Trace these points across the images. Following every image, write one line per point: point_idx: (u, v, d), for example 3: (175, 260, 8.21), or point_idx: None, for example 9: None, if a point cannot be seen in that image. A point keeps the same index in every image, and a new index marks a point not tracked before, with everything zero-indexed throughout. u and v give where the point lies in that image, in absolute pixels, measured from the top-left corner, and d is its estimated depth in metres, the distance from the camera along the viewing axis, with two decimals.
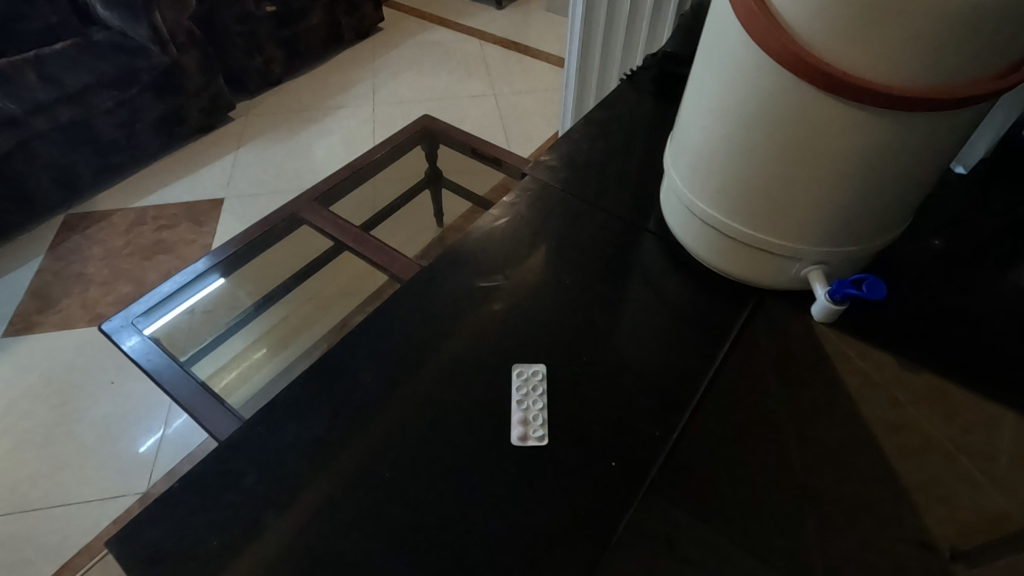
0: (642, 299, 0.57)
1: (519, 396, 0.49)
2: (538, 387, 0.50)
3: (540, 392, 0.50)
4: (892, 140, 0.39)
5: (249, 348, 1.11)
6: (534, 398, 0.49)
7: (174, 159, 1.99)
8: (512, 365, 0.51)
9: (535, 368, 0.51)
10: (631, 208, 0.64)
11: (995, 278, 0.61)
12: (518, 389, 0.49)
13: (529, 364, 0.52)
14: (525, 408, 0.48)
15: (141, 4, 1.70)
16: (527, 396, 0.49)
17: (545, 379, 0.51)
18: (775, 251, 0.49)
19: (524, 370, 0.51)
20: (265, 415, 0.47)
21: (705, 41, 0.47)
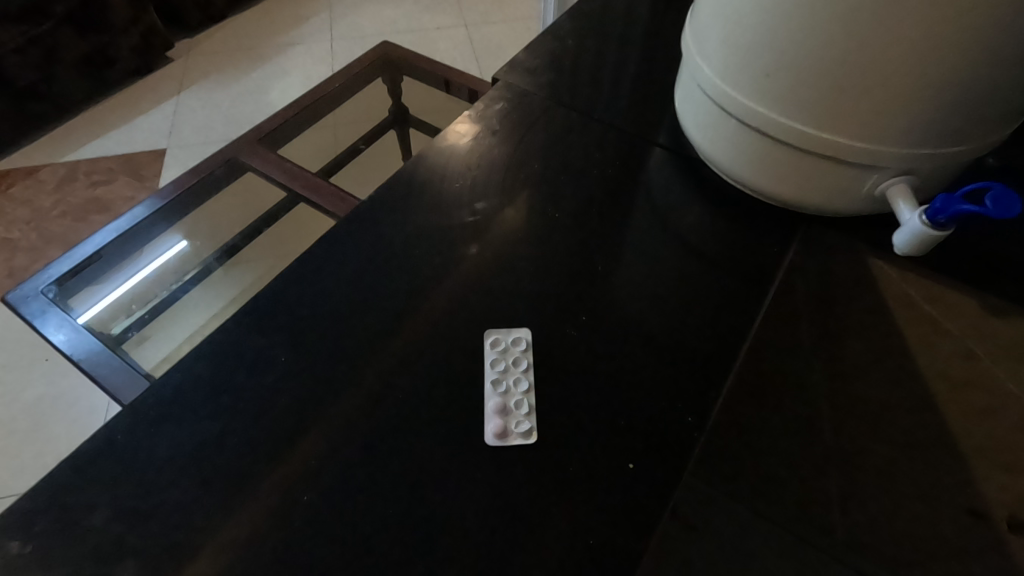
0: (654, 238, 0.43)
1: (494, 375, 0.36)
2: (520, 360, 0.37)
3: (523, 367, 0.37)
4: None
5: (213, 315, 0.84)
6: (516, 378, 0.36)
7: (107, 107, 1.76)
8: (485, 333, 0.38)
9: (515, 336, 0.38)
10: (634, 120, 0.50)
11: None
12: (493, 366, 0.36)
13: (508, 330, 0.38)
14: (503, 393, 0.35)
15: None
16: (505, 375, 0.36)
17: (530, 348, 0.37)
18: (846, 159, 0.34)
19: (499, 339, 0.38)
20: (138, 414, 0.34)
21: None
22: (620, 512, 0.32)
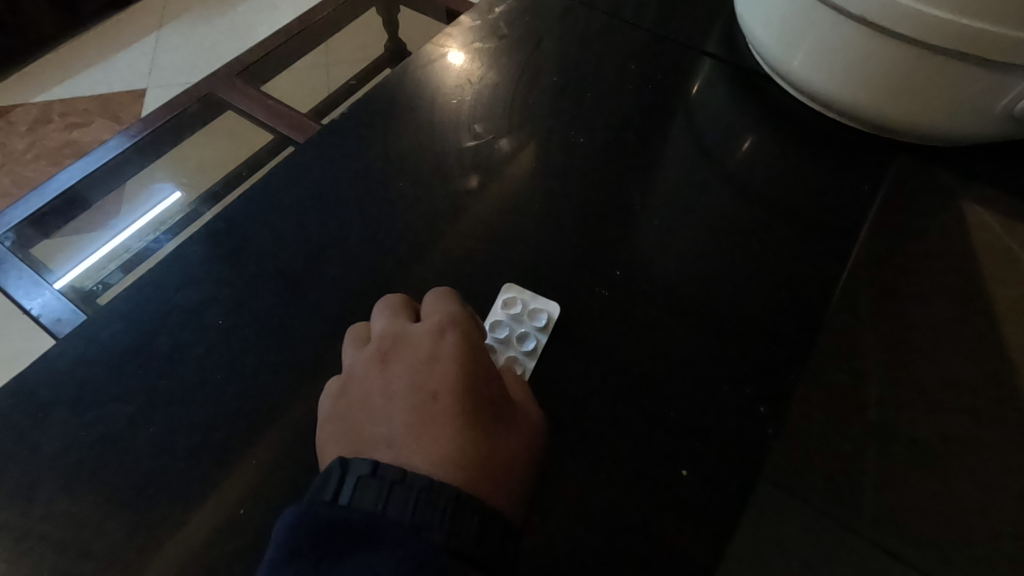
0: (703, 174, 0.34)
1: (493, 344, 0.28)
2: (528, 334, 0.28)
3: (531, 345, 0.28)
4: None
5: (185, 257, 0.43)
6: (514, 358, 0.28)
7: (82, 42, 1.64)
8: (508, 285, 0.30)
9: (541, 303, 0.29)
10: (673, 26, 0.39)
11: None
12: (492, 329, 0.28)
13: (537, 294, 0.30)
14: None
15: None
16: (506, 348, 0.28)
17: (551, 327, 0.29)
18: (987, 59, 0.25)
19: (512, 298, 0.29)
20: (26, 394, 0.26)
21: None
22: (666, 524, 0.24)
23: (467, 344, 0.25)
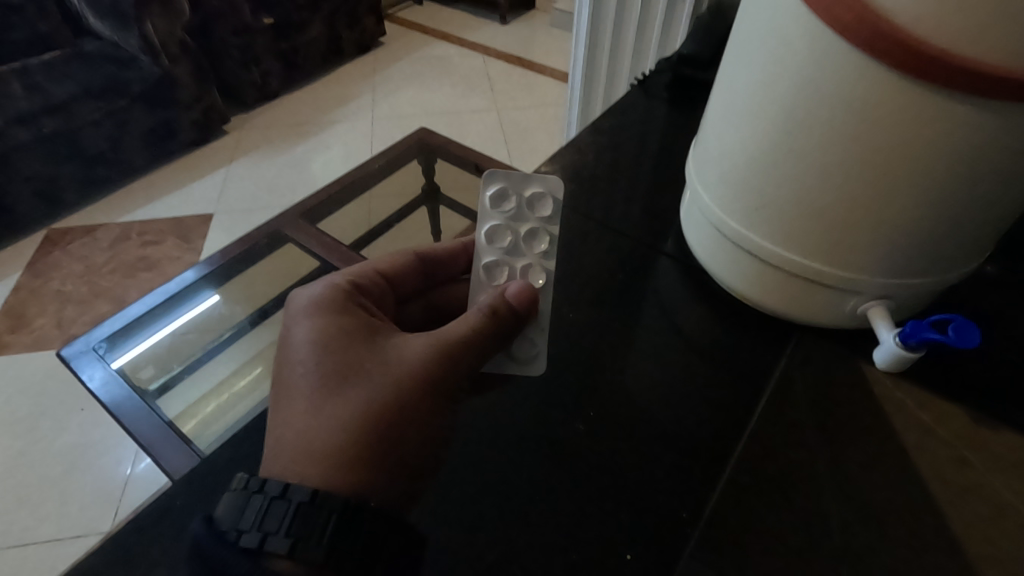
0: (660, 339, 0.48)
1: (490, 258, 0.45)
2: (528, 231, 0.46)
3: (540, 239, 0.46)
4: (981, 153, 0.30)
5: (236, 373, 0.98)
6: (527, 262, 0.45)
7: (166, 172, 1.95)
8: (527, 188, 0.47)
9: (545, 211, 0.46)
10: (645, 228, 0.55)
11: None
12: (518, 240, 0.46)
13: (542, 204, 0.46)
14: (513, 269, 0.45)
15: (133, 15, 1.69)
16: (516, 253, 0.45)
17: (555, 213, 0.46)
18: (826, 282, 0.39)
19: (500, 210, 0.46)
20: (197, 477, 0.39)
21: (737, 34, 0.38)
22: None
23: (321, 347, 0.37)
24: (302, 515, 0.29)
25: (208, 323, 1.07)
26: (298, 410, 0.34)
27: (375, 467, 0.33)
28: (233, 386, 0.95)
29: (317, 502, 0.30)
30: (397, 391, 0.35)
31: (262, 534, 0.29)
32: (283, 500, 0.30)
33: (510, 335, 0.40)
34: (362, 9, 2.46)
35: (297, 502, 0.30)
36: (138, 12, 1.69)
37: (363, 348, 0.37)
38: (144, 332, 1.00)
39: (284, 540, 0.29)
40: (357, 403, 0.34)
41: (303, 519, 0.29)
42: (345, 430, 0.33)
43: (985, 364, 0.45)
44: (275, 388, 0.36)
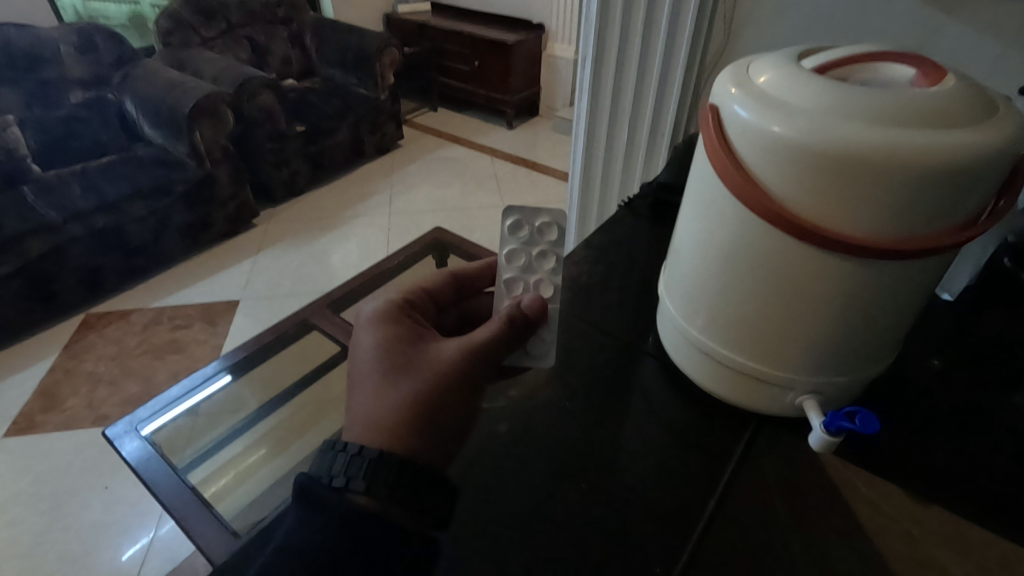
0: (643, 424, 0.57)
1: (510, 273, 0.58)
2: (540, 252, 0.58)
3: (550, 258, 0.58)
4: (859, 288, 0.42)
5: (248, 449, 1.14)
6: (540, 278, 0.58)
7: (198, 261, 2.12)
8: (541, 216, 0.58)
9: (555, 239, 0.58)
10: (630, 330, 0.67)
11: (1001, 401, 0.59)
12: (533, 262, 0.58)
13: (550, 230, 0.58)
14: (529, 285, 0.58)
15: (185, 127, 1.92)
16: (530, 271, 0.58)
17: (561, 238, 0.58)
18: (766, 378, 0.50)
19: (517, 237, 0.59)
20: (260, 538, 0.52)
21: (687, 193, 0.52)
22: None
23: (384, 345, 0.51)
24: (374, 467, 0.43)
25: (220, 405, 1.17)
26: (367, 388, 0.49)
27: (420, 433, 0.47)
28: (249, 459, 1.12)
29: (383, 457, 0.44)
30: (435, 380, 0.49)
31: (348, 477, 0.43)
32: (361, 455, 0.43)
33: (522, 338, 0.54)
34: (384, 117, 2.74)
35: (370, 457, 0.43)
36: (189, 124, 1.92)
37: (411, 350, 0.52)
38: (173, 411, 1.10)
39: (362, 482, 0.43)
40: (406, 392, 0.48)
41: (375, 468, 0.43)
42: (400, 406, 0.47)
43: (919, 453, 0.54)
44: (350, 374, 0.51)
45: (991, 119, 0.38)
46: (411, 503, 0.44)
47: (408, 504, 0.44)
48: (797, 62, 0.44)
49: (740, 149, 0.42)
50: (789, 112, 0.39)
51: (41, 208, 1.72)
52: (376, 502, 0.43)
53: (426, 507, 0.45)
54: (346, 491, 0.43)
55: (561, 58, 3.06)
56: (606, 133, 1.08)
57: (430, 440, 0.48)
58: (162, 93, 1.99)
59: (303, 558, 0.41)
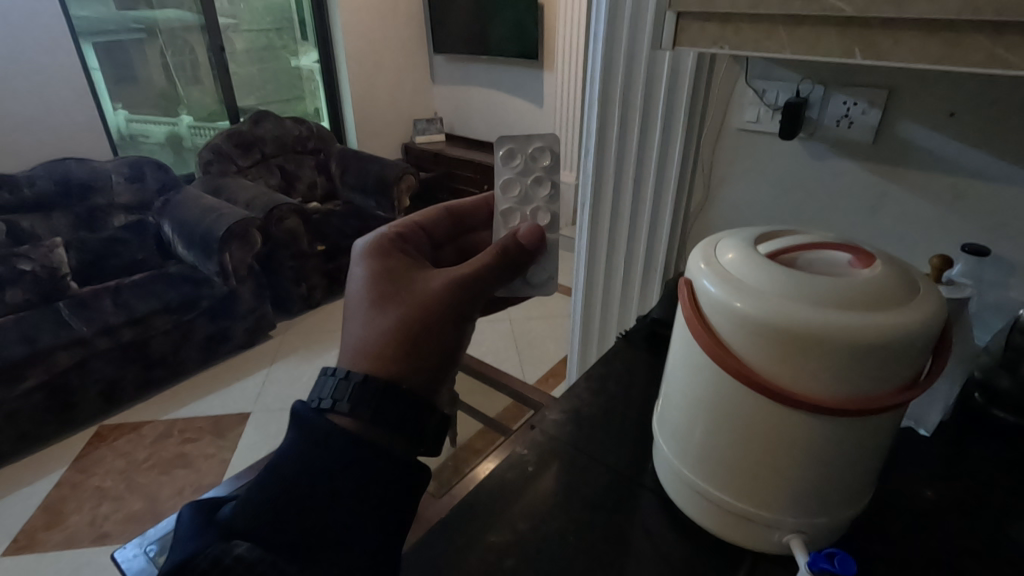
0: (642, 557, 0.60)
1: (506, 206, 0.68)
2: (534, 179, 0.68)
3: (545, 183, 0.67)
4: (823, 438, 0.48)
5: None
6: (534, 208, 0.68)
7: (212, 373, 2.19)
8: (536, 140, 0.67)
9: (547, 160, 0.67)
10: (628, 462, 0.71)
11: (999, 533, 0.60)
12: (530, 184, 0.68)
13: (544, 152, 0.67)
14: (527, 209, 0.68)
15: (216, 247, 2.07)
16: (528, 201, 0.68)
17: (552, 158, 0.67)
18: (752, 517, 0.54)
19: (510, 165, 0.68)
20: None
21: (673, 347, 0.60)
22: None
23: (375, 278, 0.56)
24: (358, 390, 0.47)
25: None
26: (362, 318, 0.53)
27: (413, 360, 0.51)
28: None
29: (367, 380, 0.48)
30: (429, 309, 0.53)
31: (333, 400, 0.47)
32: (348, 380, 0.48)
33: (502, 270, 0.60)
34: None
35: (357, 380, 0.48)
36: (221, 245, 2.07)
37: (403, 279, 0.56)
38: None
39: (347, 404, 0.47)
40: (395, 318, 0.52)
41: (359, 390, 0.47)
42: (393, 334, 0.51)
43: None
44: (346, 306, 0.56)
45: (916, 296, 0.46)
46: (393, 421, 0.48)
47: (390, 422, 0.47)
48: (753, 246, 0.54)
49: (710, 318, 0.51)
50: (746, 292, 0.48)
51: (74, 323, 1.83)
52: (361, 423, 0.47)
53: (410, 429, 0.48)
54: (325, 411, 0.47)
55: (563, 184, 3.33)
56: (604, 268, 1.19)
57: (423, 365, 0.52)
58: (199, 217, 2.17)
59: (290, 478, 0.45)
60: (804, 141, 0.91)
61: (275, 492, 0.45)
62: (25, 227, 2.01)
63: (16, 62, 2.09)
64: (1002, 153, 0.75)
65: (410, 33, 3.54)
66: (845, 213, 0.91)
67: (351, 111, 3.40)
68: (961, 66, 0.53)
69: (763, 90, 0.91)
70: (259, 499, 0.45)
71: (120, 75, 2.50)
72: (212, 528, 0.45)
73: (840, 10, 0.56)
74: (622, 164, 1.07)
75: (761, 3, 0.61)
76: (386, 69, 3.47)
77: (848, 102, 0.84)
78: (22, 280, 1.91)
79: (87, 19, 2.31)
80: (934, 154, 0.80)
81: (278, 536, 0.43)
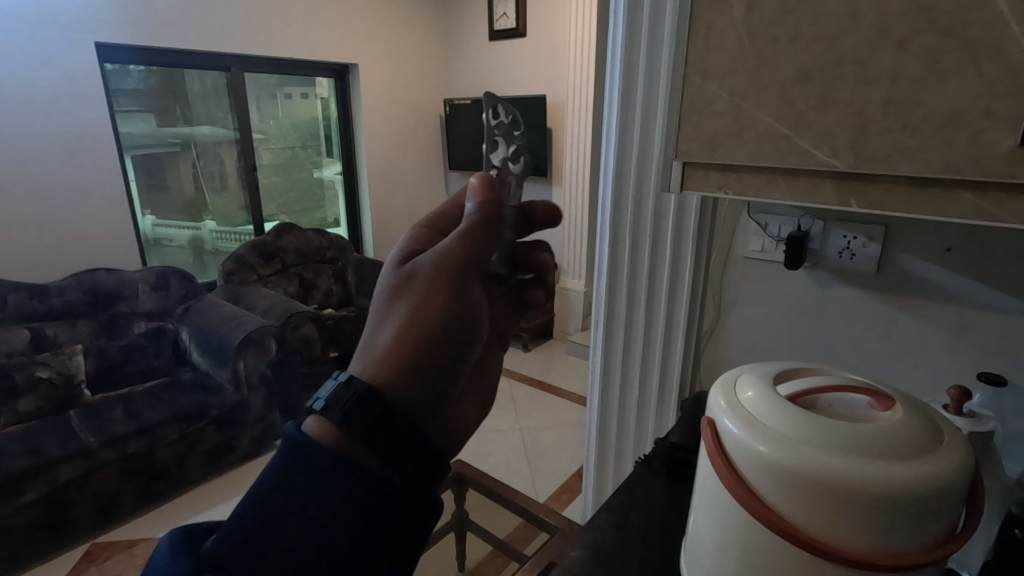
0: None
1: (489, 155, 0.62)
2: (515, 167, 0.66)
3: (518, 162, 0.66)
4: None
5: None
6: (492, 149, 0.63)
7: (213, 485, 2.12)
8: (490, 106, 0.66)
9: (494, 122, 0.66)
10: None
11: None
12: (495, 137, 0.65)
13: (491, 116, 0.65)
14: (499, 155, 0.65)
15: (232, 355, 2.10)
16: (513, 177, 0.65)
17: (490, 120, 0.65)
18: None
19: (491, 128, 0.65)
20: None
21: (698, 487, 0.59)
22: None
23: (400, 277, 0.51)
24: (353, 400, 0.43)
25: None
26: (379, 320, 0.49)
27: (416, 374, 0.47)
28: None
29: (367, 391, 0.43)
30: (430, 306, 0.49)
31: (326, 405, 0.43)
32: (348, 386, 0.44)
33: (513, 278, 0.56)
34: None
35: (352, 387, 0.43)
36: (236, 353, 2.11)
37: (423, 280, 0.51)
38: None
39: (326, 406, 0.43)
40: (406, 329, 0.48)
41: (354, 399, 0.43)
42: (398, 343, 0.47)
43: None
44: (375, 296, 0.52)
45: (942, 446, 0.46)
46: (383, 445, 0.43)
47: (381, 445, 0.43)
48: (774, 385, 0.55)
49: (737, 462, 0.51)
50: (771, 436, 0.49)
51: (82, 433, 1.81)
52: (349, 441, 0.43)
53: (391, 439, 0.43)
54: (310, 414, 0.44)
55: (572, 291, 3.40)
56: (618, 387, 1.19)
57: (431, 380, 0.48)
58: (217, 325, 2.22)
59: (273, 510, 0.42)
60: (809, 270, 0.96)
61: (254, 518, 0.42)
62: (49, 334, 2.06)
63: (61, 177, 2.25)
64: (1002, 285, 0.79)
65: (427, 151, 3.81)
66: (855, 337, 0.94)
67: (370, 221, 3.59)
68: (951, 217, 0.57)
69: (765, 223, 0.98)
70: (240, 530, 0.42)
71: (154, 184, 2.66)
72: (194, 558, 0.43)
73: (833, 167, 0.61)
74: (633, 286, 1.10)
75: (760, 156, 0.66)
76: (403, 183, 3.70)
77: (848, 236, 0.90)
78: (36, 388, 1.91)
79: (130, 135, 2.54)
80: (936, 284, 0.84)
81: (252, 573, 0.40)
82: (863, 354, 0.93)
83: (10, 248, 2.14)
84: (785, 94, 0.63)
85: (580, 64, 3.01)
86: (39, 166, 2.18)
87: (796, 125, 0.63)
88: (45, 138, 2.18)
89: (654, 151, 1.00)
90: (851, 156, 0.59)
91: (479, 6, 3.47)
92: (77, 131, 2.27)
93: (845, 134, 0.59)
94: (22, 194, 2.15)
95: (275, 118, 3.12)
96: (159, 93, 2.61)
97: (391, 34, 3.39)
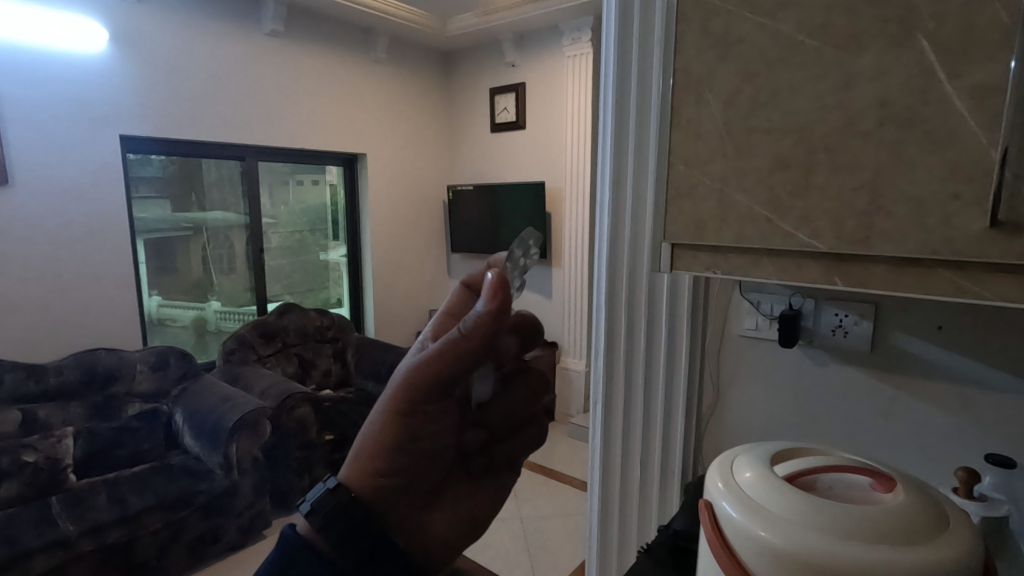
0: None
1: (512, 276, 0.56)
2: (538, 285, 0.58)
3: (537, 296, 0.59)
4: None
5: None
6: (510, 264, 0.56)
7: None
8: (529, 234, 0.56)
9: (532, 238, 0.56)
10: None
11: None
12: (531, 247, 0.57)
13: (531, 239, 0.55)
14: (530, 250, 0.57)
15: (225, 437, 2.05)
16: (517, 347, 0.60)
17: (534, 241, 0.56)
18: None
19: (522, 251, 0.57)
20: None
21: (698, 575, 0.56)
22: None
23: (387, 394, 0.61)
24: (342, 514, 0.54)
25: None
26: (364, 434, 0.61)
27: (384, 485, 0.59)
28: None
29: (345, 500, 0.55)
30: (400, 429, 0.59)
31: (321, 514, 0.54)
32: (341, 501, 0.55)
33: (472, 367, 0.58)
34: None
35: (336, 498, 0.55)
36: (230, 435, 2.06)
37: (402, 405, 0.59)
38: None
39: (318, 515, 0.54)
40: (373, 448, 0.60)
41: (333, 509, 0.54)
42: (369, 453, 0.60)
43: None
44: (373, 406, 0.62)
45: (947, 530, 0.45)
46: (351, 553, 0.53)
47: (350, 548, 0.53)
48: (770, 466, 0.54)
49: (734, 544, 0.50)
50: (767, 518, 0.47)
51: (61, 520, 1.73)
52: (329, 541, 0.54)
53: (365, 551, 0.54)
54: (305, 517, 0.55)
55: (574, 370, 3.38)
56: (619, 471, 1.14)
57: (395, 491, 0.59)
58: (213, 406, 2.18)
59: None
60: (805, 348, 0.96)
61: None
62: (40, 416, 2.03)
63: (72, 259, 2.32)
64: (997, 363, 0.79)
65: (431, 234, 3.93)
66: (856, 419, 0.92)
67: (372, 301, 3.63)
68: (933, 295, 0.58)
69: (757, 301, 1.00)
70: None
71: (162, 266, 2.72)
72: None
73: (815, 248, 0.63)
74: (630, 366, 1.09)
75: (745, 239, 0.69)
76: (406, 265, 3.78)
77: (839, 314, 0.91)
78: (22, 473, 1.87)
79: (145, 220, 2.64)
80: (932, 363, 0.84)
81: None
82: (866, 436, 0.91)
83: (13, 328, 2.17)
84: (764, 180, 0.66)
85: (577, 153, 3.19)
86: (54, 250, 2.26)
87: (776, 209, 0.66)
88: (65, 223, 2.28)
89: (646, 234, 1.03)
90: (831, 237, 0.62)
91: (483, 101, 3.72)
92: (96, 215, 2.37)
93: (824, 216, 0.62)
94: (34, 277, 2.22)
95: (287, 204, 3.25)
96: (176, 181, 2.74)
97: (400, 127, 3.62)
